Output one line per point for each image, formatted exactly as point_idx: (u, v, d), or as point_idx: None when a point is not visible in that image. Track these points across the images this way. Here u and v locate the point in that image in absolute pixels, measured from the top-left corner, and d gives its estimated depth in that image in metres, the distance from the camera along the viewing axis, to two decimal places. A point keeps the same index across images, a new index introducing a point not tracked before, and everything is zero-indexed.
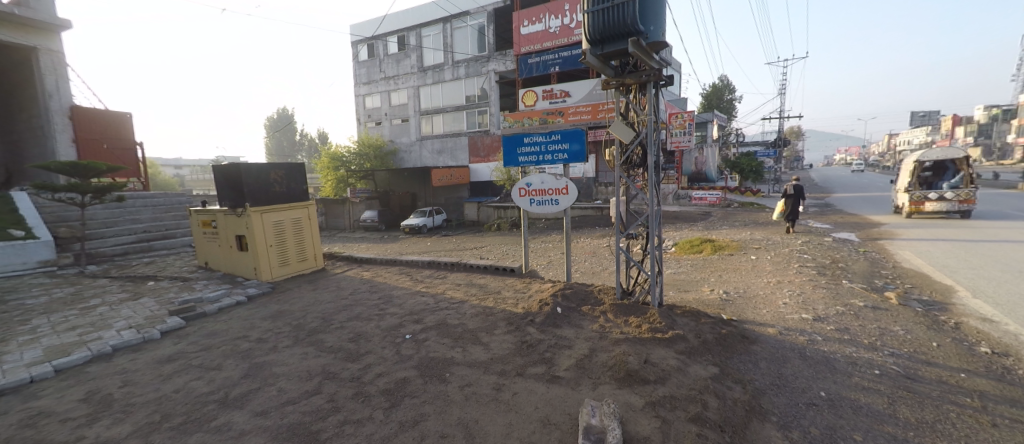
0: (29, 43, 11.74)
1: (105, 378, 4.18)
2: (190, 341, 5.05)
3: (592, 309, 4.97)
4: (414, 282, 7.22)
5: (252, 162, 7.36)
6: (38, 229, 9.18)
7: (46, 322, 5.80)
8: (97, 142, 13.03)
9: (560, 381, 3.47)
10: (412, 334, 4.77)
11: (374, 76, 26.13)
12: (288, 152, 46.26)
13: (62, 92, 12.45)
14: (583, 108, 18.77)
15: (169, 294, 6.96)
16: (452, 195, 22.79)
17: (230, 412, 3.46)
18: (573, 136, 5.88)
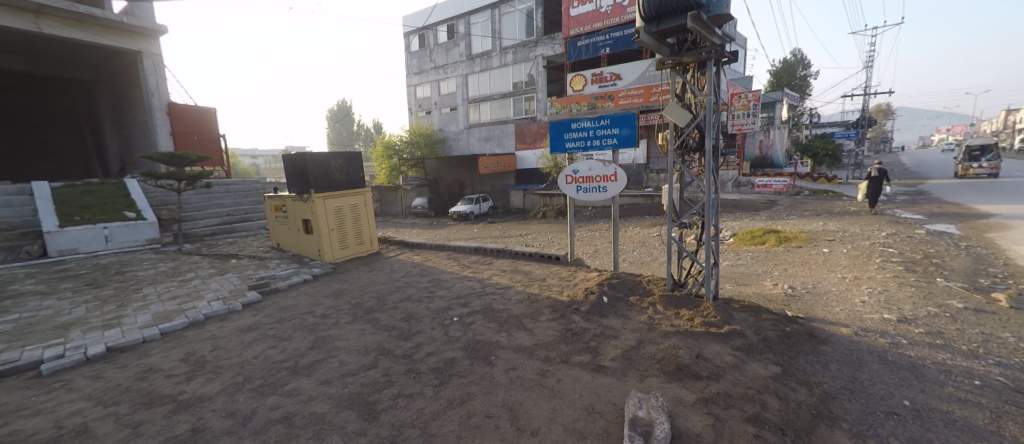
0: (134, 47, 13.17)
1: (199, 342, 4.70)
2: (266, 313, 5.54)
3: (640, 299, 4.85)
4: (462, 267, 7.40)
5: (316, 151, 7.82)
6: (146, 211, 10.37)
7: (151, 291, 6.61)
8: (189, 135, 14.41)
9: (605, 371, 3.42)
10: (459, 316, 4.91)
11: (425, 66, 26.70)
12: (346, 141, 48.67)
13: (161, 91, 13.84)
14: (635, 91, 18.02)
15: (248, 271, 7.65)
16: (499, 183, 23.04)
17: (300, 379, 3.76)
18: (623, 120, 5.64)
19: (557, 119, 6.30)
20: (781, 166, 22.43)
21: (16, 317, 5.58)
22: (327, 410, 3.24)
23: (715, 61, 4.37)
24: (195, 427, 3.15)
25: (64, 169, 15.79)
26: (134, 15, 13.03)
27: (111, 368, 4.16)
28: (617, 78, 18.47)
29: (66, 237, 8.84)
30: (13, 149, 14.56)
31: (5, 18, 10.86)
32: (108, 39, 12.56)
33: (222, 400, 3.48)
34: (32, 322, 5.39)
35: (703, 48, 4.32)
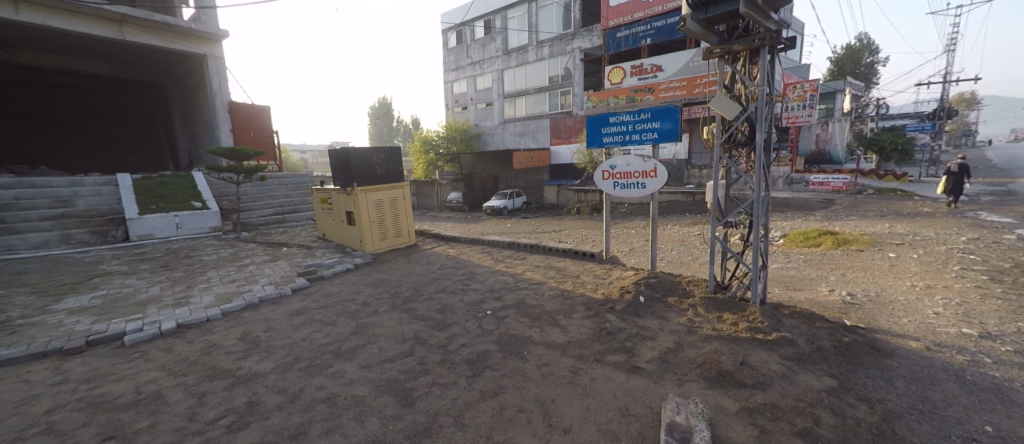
0: (201, 51, 14.12)
1: (254, 323, 5.01)
2: (313, 299, 5.82)
3: (679, 300, 4.70)
4: (496, 262, 7.45)
5: (358, 147, 8.09)
6: (210, 201, 11.18)
7: (214, 274, 7.11)
8: (247, 131, 15.29)
9: (641, 373, 3.35)
10: (493, 310, 4.95)
11: (462, 62, 26.98)
12: (386, 136, 49.94)
13: (223, 90, 14.73)
14: (677, 82, 17.34)
15: (297, 259, 8.07)
16: (533, 178, 23.02)
17: (343, 362, 3.92)
18: (665, 114, 5.44)
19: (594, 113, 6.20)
20: (841, 162, 20.77)
21: (103, 293, 6.19)
22: (367, 394, 3.37)
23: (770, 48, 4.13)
24: (251, 400, 3.36)
25: (142, 164, 17.21)
26: (200, 21, 13.95)
27: (181, 343, 4.53)
28: (657, 70, 17.80)
29: (144, 223, 9.72)
30: (99, 146, 16.13)
31: (92, 27, 12.05)
32: (178, 44, 13.58)
33: (274, 378, 3.70)
34: (117, 297, 5.96)
35: (756, 34, 4.07)
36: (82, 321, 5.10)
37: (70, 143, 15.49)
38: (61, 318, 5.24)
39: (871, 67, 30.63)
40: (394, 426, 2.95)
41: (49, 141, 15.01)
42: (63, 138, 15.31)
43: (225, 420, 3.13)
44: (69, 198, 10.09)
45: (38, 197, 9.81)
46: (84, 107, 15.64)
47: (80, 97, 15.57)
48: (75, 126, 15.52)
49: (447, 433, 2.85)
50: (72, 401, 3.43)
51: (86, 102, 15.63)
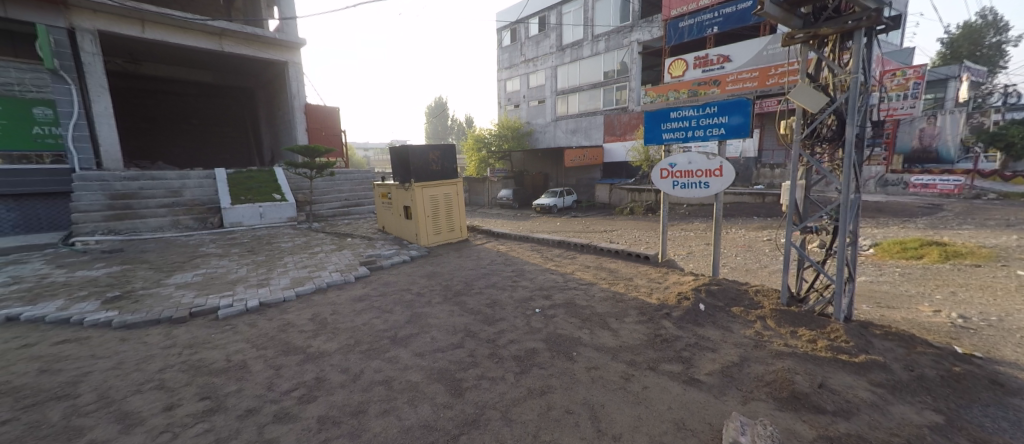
0: (283, 59, 15.46)
1: (322, 305, 5.39)
2: (373, 287, 6.14)
3: (745, 311, 4.41)
4: (545, 259, 7.42)
5: (415, 145, 8.40)
6: (288, 194, 12.21)
7: (290, 259, 7.75)
8: (319, 130, 16.39)
9: (700, 385, 3.16)
10: (542, 308, 4.92)
11: (515, 60, 27.10)
12: (441, 134, 51.47)
13: (300, 94, 15.89)
14: (747, 74, 16.15)
15: (360, 249, 8.55)
16: (584, 176, 22.64)
17: (398, 348, 4.09)
18: (734, 107, 5.09)
19: (653, 108, 5.99)
20: (950, 162, 17.93)
21: (202, 272, 7.00)
22: (420, 381, 3.49)
23: (867, 30, 3.71)
24: (318, 377, 3.62)
25: (235, 161, 18.94)
26: (284, 31, 15.22)
27: (263, 319, 4.99)
28: (725, 61, 16.74)
29: (235, 213, 10.93)
30: (201, 145, 18.04)
31: (199, 42, 13.68)
32: (266, 54, 14.99)
33: (339, 358, 3.95)
34: (212, 276, 6.72)
35: (851, 15, 3.68)
36: (186, 295, 5.81)
37: (179, 142, 17.50)
38: (170, 291, 6.01)
39: (1002, 49, 25.76)
40: (445, 414, 3.03)
41: (162, 140, 17.07)
42: (174, 138, 17.36)
43: (296, 392, 3.39)
44: (178, 188, 11.44)
45: (155, 187, 11.20)
46: (190, 111, 17.66)
47: (188, 102, 17.62)
48: (183, 127, 17.58)
49: (494, 426, 2.87)
50: (177, 363, 3.93)
51: (192, 106, 17.64)
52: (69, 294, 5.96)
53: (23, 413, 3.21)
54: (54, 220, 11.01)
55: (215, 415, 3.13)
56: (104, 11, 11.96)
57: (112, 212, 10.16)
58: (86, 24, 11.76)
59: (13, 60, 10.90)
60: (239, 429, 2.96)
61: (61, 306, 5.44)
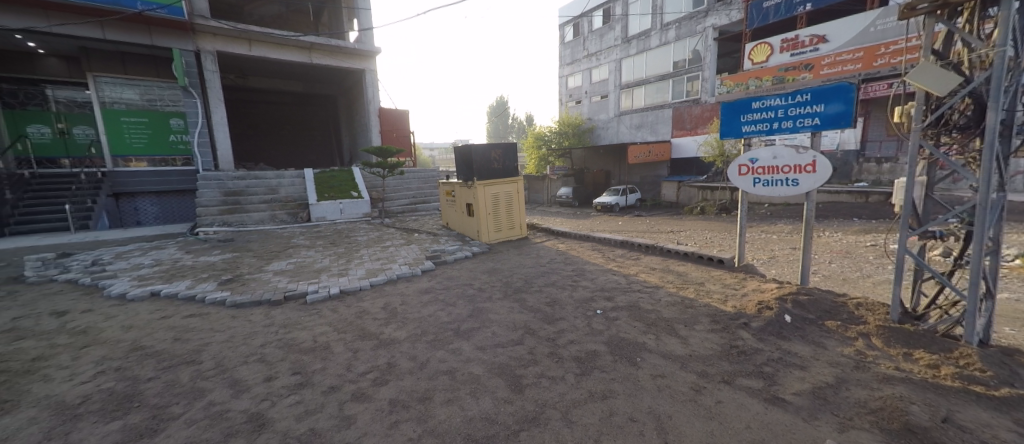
0: (361, 66, 16.57)
1: (393, 296, 5.71)
2: (438, 280, 6.38)
3: (840, 325, 3.97)
4: (606, 260, 7.24)
5: (478, 144, 8.58)
6: (363, 191, 13.10)
7: (365, 252, 8.30)
8: (391, 131, 17.39)
9: (786, 405, 2.88)
10: (603, 310, 4.79)
11: (578, 55, 26.62)
12: (502, 133, 52.17)
13: (375, 99, 16.90)
14: (848, 55, 14.47)
15: (425, 244, 8.91)
16: (649, 174, 21.76)
17: (461, 341, 4.20)
18: (831, 95, 4.57)
19: (731, 98, 5.56)
20: None
21: (293, 260, 7.75)
22: (481, 374, 3.55)
23: None
24: (390, 362, 3.84)
25: (319, 162, 20.67)
26: (362, 42, 16.33)
27: (343, 305, 5.41)
28: (820, 41, 15.16)
29: (320, 208, 11.94)
30: (293, 148, 19.90)
31: (294, 56, 15.15)
32: (347, 63, 16.19)
33: (407, 346, 4.16)
34: (302, 264, 7.42)
35: None
36: (280, 280, 6.49)
37: (275, 146, 19.44)
38: (268, 276, 6.76)
39: None
40: (507, 408, 3.06)
41: (262, 145, 19.07)
42: (271, 143, 19.33)
43: (370, 375, 3.63)
44: (275, 186, 12.78)
45: (257, 185, 12.61)
46: (284, 118, 19.52)
47: (283, 111, 19.46)
48: (279, 133, 19.52)
49: (555, 427, 2.83)
50: (274, 341, 4.42)
51: (285, 114, 19.49)
52: (191, 275, 6.95)
53: (162, 373, 3.86)
54: (184, 212, 13.69)
55: (303, 389, 3.47)
56: (222, 33, 13.69)
57: (225, 206, 11.64)
58: (208, 46, 13.56)
59: (156, 80, 13.67)
60: (323, 405, 3.24)
61: (188, 285, 6.37)
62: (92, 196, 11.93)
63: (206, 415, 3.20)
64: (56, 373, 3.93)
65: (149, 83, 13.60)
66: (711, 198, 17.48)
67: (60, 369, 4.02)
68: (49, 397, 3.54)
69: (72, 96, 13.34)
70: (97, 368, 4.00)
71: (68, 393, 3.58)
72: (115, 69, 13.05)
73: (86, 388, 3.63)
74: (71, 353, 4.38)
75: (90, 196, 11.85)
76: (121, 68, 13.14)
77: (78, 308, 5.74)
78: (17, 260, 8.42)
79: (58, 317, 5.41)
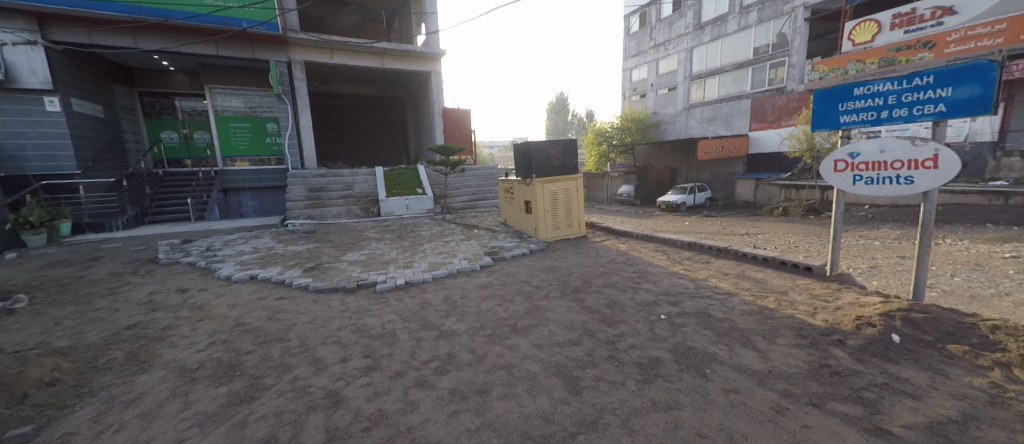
0: (427, 69, 17.19)
1: (454, 289, 5.88)
2: (497, 276, 6.45)
3: (967, 351, 3.45)
4: (672, 262, 6.92)
5: (538, 140, 8.58)
6: (427, 188, 13.66)
7: (429, 246, 8.64)
8: (454, 130, 17.95)
9: (890, 439, 2.55)
10: (668, 315, 4.56)
11: (643, 46, 25.53)
12: (561, 130, 51.69)
13: (440, 99, 17.46)
14: (984, 28, 12.45)
15: (484, 240, 9.06)
16: (722, 170, 20.59)
17: (518, 337, 4.22)
18: (963, 76, 3.95)
19: (827, 85, 5.08)
20: None
21: (365, 252, 8.26)
22: (538, 372, 3.55)
23: None
24: (450, 353, 3.97)
25: (388, 160, 21.80)
26: (429, 45, 16.90)
27: (408, 296, 5.69)
28: (946, 14, 13.21)
29: (389, 204, 12.63)
30: (366, 148, 21.16)
31: (368, 62, 16.08)
32: (415, 66, 16.92)
33: (467, 338, 4.27)
34: (372, 256, 7.89)
35: None
36: (354, 270, 6.95)
37: (350, 146, 20.81)
38: (343, 265, 7.28)
39: None
40: (564, 409, 3.02)
41: (339, 145, 20.51)
42: (347, 143, 20.72)
43: (432, 364, 3.77)
44: (351, 183, 13.73)
45: (336, 182, 13.66)
46: (358, 120, 20.83)
47: (357, 113, 20.78)
48: (354, 134, 20.86)
49: (614, 433, 2.75)
50: (348, 325, 4.76)
51: (359, 116, 20.79)
52: (282, 262, 7.70)
53: (258, 347, 4.35)
54: (277, 205, 15.37)
55: (373, 372, 3.70)
56: (308, 43, 14.91)
57: (309, 201, 12.75)
58: (298, 57, 14.87)
59: (256, 90, 15.30)
60: (390, 388, 3.44)
61: (279, 271, 7.07)
62: (207, 191, 13.78)
63: (292, 388, 3.55)
64: (180, 341, 4.62)
65: (251, 93, 15.28)
66: (796, 198, 16.01)
67: (183, 338, 4.71)
68: (175, 361, 4.18)
69: (195, 106, 15.46)
70: (209, 339, 4.63)
71: (188, 359, 4.19)
72: (225, 81, 14.79)
73: (201, 356, 4.23)
74: (190, 324, 5.09)
75: (206, 192, 13.70)
76: (229, 79, 14.85)
77: (194, 286, 6.64)
78: (150, 244, 9.92)
79: (180, 293, 6.30)
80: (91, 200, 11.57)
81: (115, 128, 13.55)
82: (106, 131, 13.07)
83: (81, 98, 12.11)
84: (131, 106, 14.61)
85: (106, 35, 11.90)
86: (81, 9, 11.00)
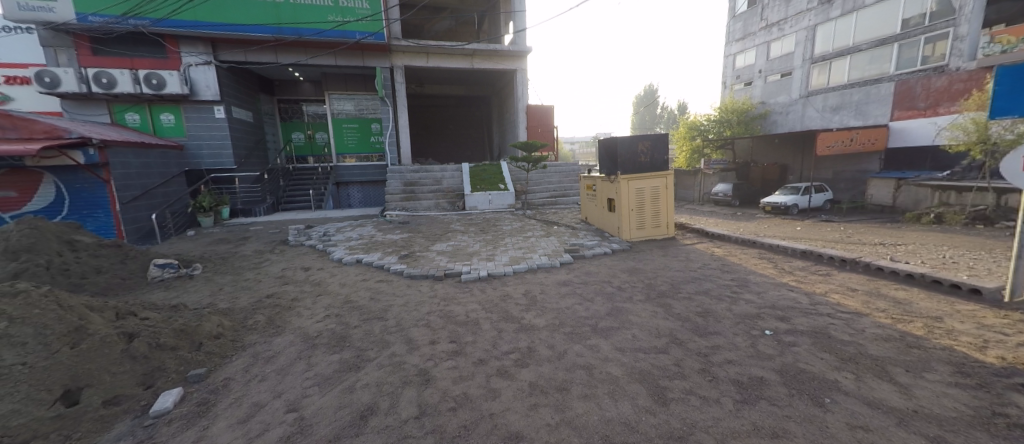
0: (513, 66, 17.29)
1: (533, 284, 5.84)
2: (577, 274, 6.24)
3: None
4: (780, 272, 6.00)
5: (624, 135, 8.07)
6: (508, 183, 13.82)
7: (510, 240, 8.70)
8: (537, 127, 17.85)
9: None
10: (774, 331, 4.13)
11: (751, 28, 22.74)
12: (648, 124, 48.66)
13: (524, 97, 17.50)
14: None
15: (564, 237, 8.82)
16: (852, 168, 17.40)
17: (599, 338, 4.18)
18: None
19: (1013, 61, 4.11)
20: None
21: (452, 243, 8.58)
22: (620, 375, 3.53)
23: None
24: (530, 346, 4.08)
25: (474, 157, 22.57)
26: (516, 43, 17.01)
27: (490, 287, 5.80)
28: None
29: (473, 198, 12.97)
30: (454, 144, 22.11)
31: (458, 63, 16.66)
32: (501, 65, 17.13)
33: (546, 334, 4.33)
34: (457, 247, 8.18)
35: None
36: (442, 259, 7.25)
37: (440, 142, 21.89)
38: (431, 254, 7.67)
39: None
40: (649, 419, 3.01)
41: (430, 143, 21.68)
42: (438, 140, 21.81)
43: (512, 356, 3.92)
44: (440, 178, 14.45)
45: (427, 177, 14.49)
46: (449, 118, 21.86)
47: (448, 112, 21.84)
48: (444, 131, 21.90)
49: None
50: (435, 311, 5.05)
51: (450, 115, 21.85)
52: (381, 248, 8.35)
53: (363, 323, 4.82)
54: (378, 197, 16.84)
55: (458, 356, 3.96)
56: (407, 49, 15.87)
57: (404, 194, 13.67)
58: (399, 62, 15.95)
59: (364, 94, 16.81)
60: (473, 374, 3.67)
61: (379, 256, 7.66)
62: (324, 184, 15.61)
63: (389, 362, 3.93)
64: (304, 312, 5.29)
65: (360, 96, 16.86)
66: (956, 202, 12.98)
67: (306, 309, 5.38)
68: (301, 328, 4.81)
69: (317, 110, 17.70)
70: (326, 312, 5.23)
71: (311, 327, 4.81)
72: (339, 87, 16.48)
73: (319, 326, 4.83)
74: (311, 298, 5.78)
75: (324, 184, 15.52)
76: (344, 85, 16.55)
77: (314, 265, 7.53)
78: (282, 228, 11.51)
79: (303, 270, 7.20)
80: (243, 191, 13.80)
81: (258, 131, 15.93)
82: (253, 132, 15.50)
83: (238, 105, 14.51)
84: (271, 111, 17.03)
85: (256, 53, 13.97)
86: (237, 33, 13.05)
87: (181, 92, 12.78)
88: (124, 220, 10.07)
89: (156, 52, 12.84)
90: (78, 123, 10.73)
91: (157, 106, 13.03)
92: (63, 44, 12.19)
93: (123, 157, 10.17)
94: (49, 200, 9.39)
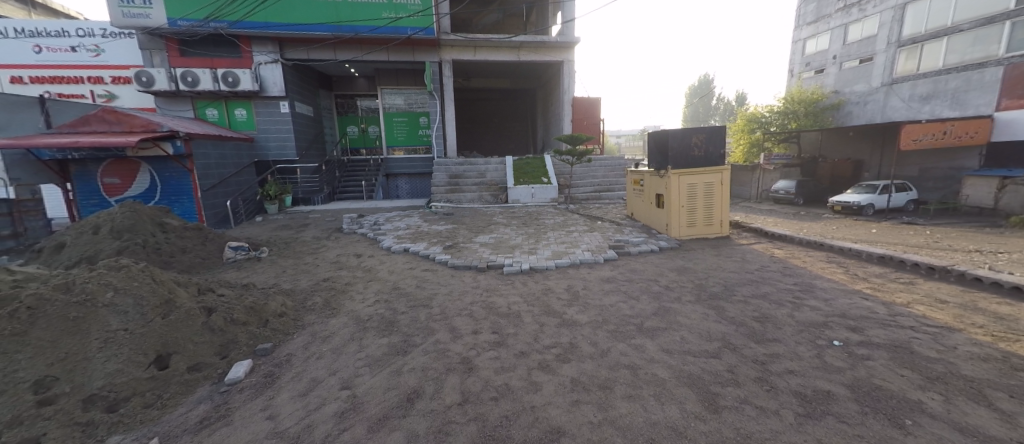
0: (560, 58, 16.89)
1: (575, 279, 5.65)
2: (621, 271, 5.96)
3: None
4: (852, 278, 5.38)
5: (676, 128, 7.59)
6: (551, 176, 13.62)
7: (552, 234, 8.52)
8: (582, 120, 17.51)
9: None
10: (844, 342, 3.67)
11: (827, 10, 20.76)
12: (702, 116, 46.04)
13: (570, 89, 17.09)
14: None
15: (608, 233, 8.50)
16: (941, 164, 15.45)
17: (644, 338, 3.93)
18: None
19: None
20: None
21: (495, 235, 8.56)
22: (667, 378, 3.28)
23: None
24: (571, 342, 3.92)
25: (518, 150, 22.54)
26: (564, 34, 16.60)
27: (531, 281, 5.68)
28: None
29: (516, 191, 12.91)
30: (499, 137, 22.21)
31: (505, 56, 16.55)
32: (548, 56, 16.81)
33: (588, 331, 4.14)
34: (500, 239, 8.13)
35: None
36: (484, 251, 7.22)
37: (485, 136, 22.07)
38: (472, 246, 7.68)
39: None
40: (698, 425, 2.76)
41: (476, 136, 21.94)
42: (483, 133, 22.00)
43: (554, 350, 3.78)
44: (484, 171, 14.49)
45: (472, 170, 14.59)
46: (495, 112, 21.93)
47: (494, 105, 21.91)
48: (489, 125, 22.02)
49: None
50: (477, 302, 5.01)
51: (495, 108, 21.89)
52: (427, 239, 8.49)
53: (410, 310, 4.88)
54: (425, 189, 17.24)
55: (500, 348, 3.88)
56: (456, 43, 16.00)
57: (449, 187, 13.86)
58: (448, 56, 16.11)
59: (415, 89, 17.23)
60: (515, 365, 3.58)
61: (424, 246, 7.79)
62: (375, 175, 16.18)
63: (433, 349, 3.93)
64: (356, 296, 5.46)
65: (411, 91, 17.28)
66: None
67: (358, 293, 5.56)
68: (353, 311, 4.97)
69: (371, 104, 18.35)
70: (377, 297, 5.37)
71: (363, 311, 4.95)
72: (392, 82, 17.02)
73: (370, 310, 4.96)
74: (362, 283, 5.96)
75: (375, 175, 16.10)
76: (395, 80, 17.02)
77: (364, 252, 7.79)
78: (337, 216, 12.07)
79: (355, 257, 7.47)
80: (304, 181, 14.51)
81: (318, 124, 16.77)
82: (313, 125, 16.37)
83: (301, 101, 15.37)
84: (329, 105, 17.85)
85: (318, 51, 14.66)
86: (300, 32, 13.75)
87: (253, 89, 13.70)
88: (204, 206, 10.94)
89: (232, 51, 14.00)
90: (168, 118, 11.81)
91: (232, 102, 14.11)
92: (157, 46, 13.55)
93: (204, 148, 11.04)
94: (143, 188, 10.40)
